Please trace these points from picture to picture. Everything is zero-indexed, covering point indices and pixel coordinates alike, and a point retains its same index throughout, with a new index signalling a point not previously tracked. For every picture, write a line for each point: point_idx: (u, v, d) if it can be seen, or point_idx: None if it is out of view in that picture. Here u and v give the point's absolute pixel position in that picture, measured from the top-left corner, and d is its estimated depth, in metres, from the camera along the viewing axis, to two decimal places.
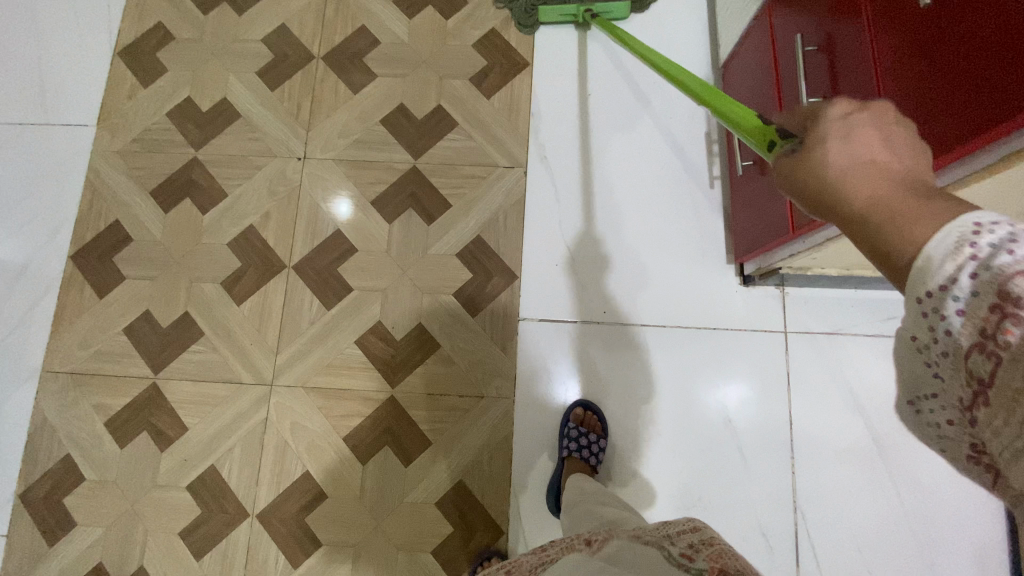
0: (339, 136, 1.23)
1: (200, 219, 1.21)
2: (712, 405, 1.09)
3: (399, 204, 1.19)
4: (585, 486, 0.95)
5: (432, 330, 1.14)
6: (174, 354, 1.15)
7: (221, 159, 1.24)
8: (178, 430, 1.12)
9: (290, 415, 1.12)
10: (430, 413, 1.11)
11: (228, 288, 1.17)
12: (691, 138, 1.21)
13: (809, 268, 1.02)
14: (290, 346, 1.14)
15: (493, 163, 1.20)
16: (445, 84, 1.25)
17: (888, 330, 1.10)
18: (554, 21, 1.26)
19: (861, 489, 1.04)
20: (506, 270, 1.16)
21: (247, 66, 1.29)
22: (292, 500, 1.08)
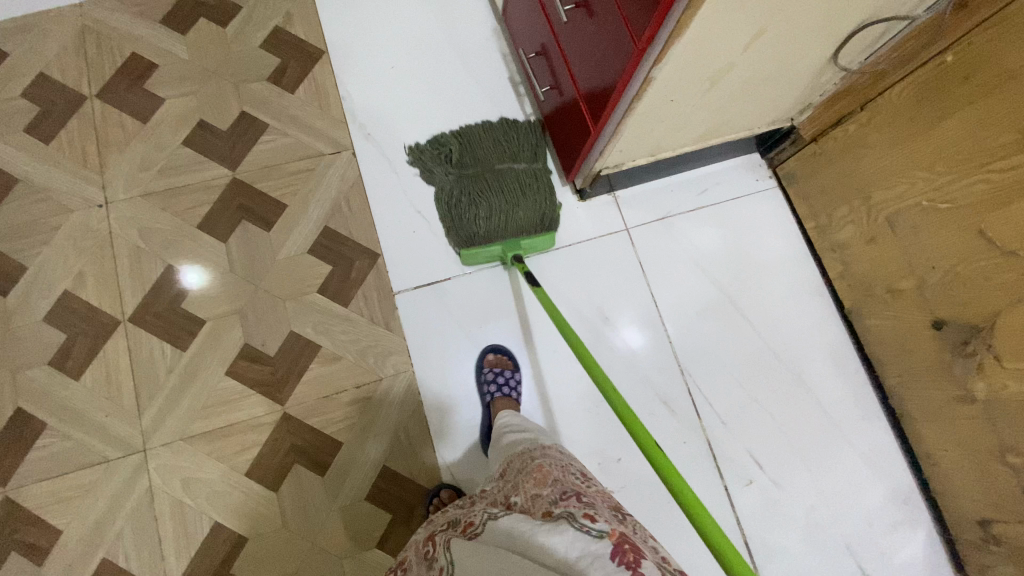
0: (142, 170, 1.13)
1: (1, 304, 1.05)
2: (591, 313, 1.17)
3: (231, 221, 1.13)
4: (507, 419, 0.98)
5: (308, 333, 1.10)
6: (15, 459, 0.99)
7: (5, 231, 1.08)
8: (47, 539, 0.97)
9: (180, 472, 1.01)
10: (332, 414, 1.07)
11: (60, 366, 1.03)
12: (498, 82, 1.28)
13: (625, 164, 1.13)
14: (155, 402, 1.04)
15: (319, 154, 1.18)
16: (243, 90, 1.20)
17: (707, 200, 1.25)
18: (482, 262, 1.16)
19: (728, 339, 1.18)
20: (365, 252, 1.15)
21: (6, 125, 1.14)
22: (210, 557, 0.99)
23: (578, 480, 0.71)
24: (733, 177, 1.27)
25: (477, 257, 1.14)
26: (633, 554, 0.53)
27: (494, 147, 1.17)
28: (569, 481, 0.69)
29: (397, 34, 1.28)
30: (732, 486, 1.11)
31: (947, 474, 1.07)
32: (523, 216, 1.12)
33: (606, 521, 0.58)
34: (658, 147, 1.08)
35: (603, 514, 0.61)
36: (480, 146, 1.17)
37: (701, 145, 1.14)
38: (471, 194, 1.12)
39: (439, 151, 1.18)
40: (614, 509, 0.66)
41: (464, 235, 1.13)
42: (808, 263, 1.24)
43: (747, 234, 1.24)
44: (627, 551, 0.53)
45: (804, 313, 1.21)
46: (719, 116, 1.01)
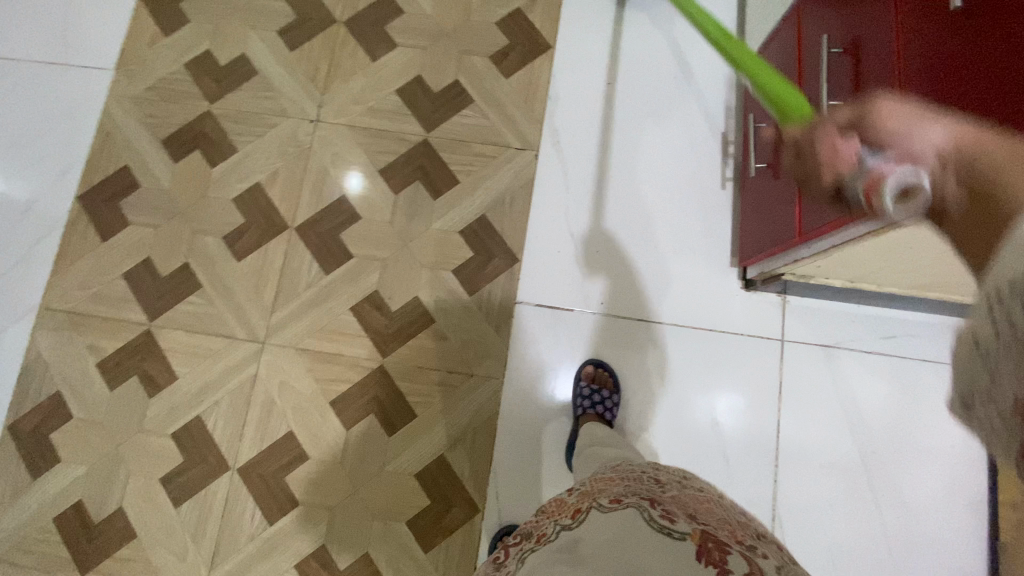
0: (354, 103, 1.23)
1: (209, 173, 1.21)
2: (702, 407, 1.09)
3: (408, 175, 1.19)
4: (597, 432, 0.97)
5: (429, 305, 1.14)
6: (172, 303, 1.16)
7: (235, 114, 1.24)
8: (169, 379, 1.13)
9: (281, 375, 1.12)
10: (418, 386, 1.11)
11: (231, 244, 1.18)
12: (709, 136, 1.19)
13: (813, 278, 1.00)
14: (286, 307, 1.15)
15: (505, 144, 1.19)
16: (465, 60, 1.24)
17: (889, 348, 1.09)
18: None
19: (841, 508, 1.03)
20: (507, 252, 1.16)
21: (269, 24, 1.29)
22: (274, 458, 1.09)
23: (653, 487, 0.67)
24: (930, 337, 1.08)
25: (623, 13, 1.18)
26: (718, 554, 0.54)
27: None
28: (643, 486, 0.68)
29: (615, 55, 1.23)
30: None
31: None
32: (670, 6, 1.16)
33: (687, 521, 0.58)
34: (860, 277, 0.94)
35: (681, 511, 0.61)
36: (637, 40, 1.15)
37: (912, 292, 0.98)
38: None
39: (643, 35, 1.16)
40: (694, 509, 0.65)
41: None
42: (977, 471, 1.03)
43: (915, 406, 1.07)
44: (712, 551, 0.54)
45: (946, 523, 1.02)
46: (951, 276, 0.85)
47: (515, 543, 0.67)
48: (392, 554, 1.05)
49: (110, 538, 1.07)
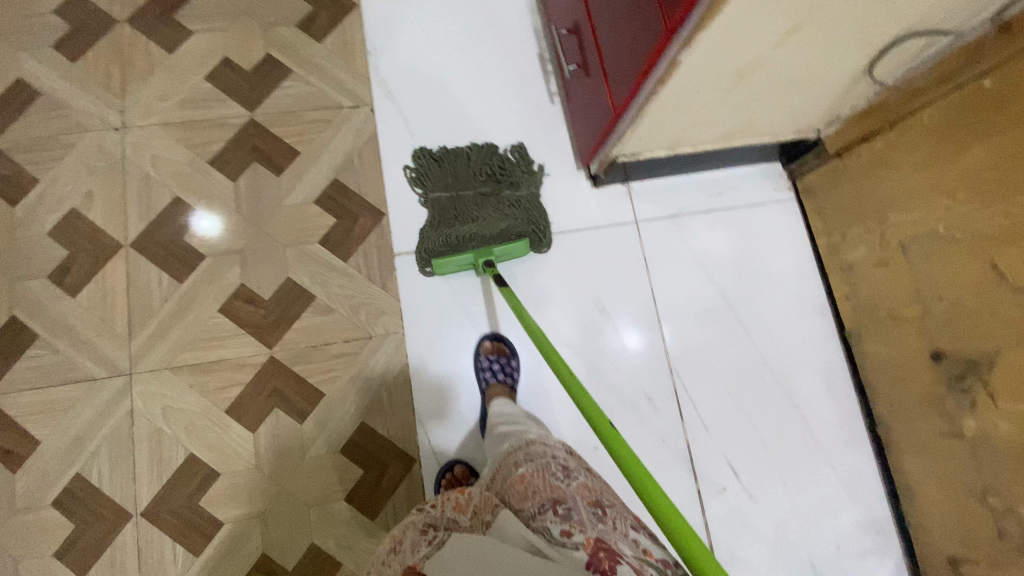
0: (161, 100, 1.14)
1: (8, 213, 1.06)
2: (588, 301, 1.17)
3: (244, 160, 1.13)
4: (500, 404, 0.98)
5: (305, 283, 1.10)
6: (5, 365, 1.01)
7: (21, 142, 1.09)
8: (27, 446, 0.99)
9: (163, 401, 1.02)
10: (317, 364, 1.07)
11: (60, 281, 1.05)
12: (527, 57, 1.26)
13: (642, 154, 1.10)
14: (147, 329, 1.05)
15: (338, 106, 1.18)
16: (271, 32, 1.20)
17: (723, 202, 1.24)
18: (456, 270, 1.13)
19: (722, 346, 1.17)
20: (370, 210, 1.15)
21: (34, 37, 1.14)
22: (181, 486, 1.00)
23: (560, 477, 0.69)
24: (751, 184, 1.25)
25: (451, 271, 1.12)
26: (609, 562, 0.55)
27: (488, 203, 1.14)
28: (548, 489, 0.67)
29: (490, 289, 1.14)
30: (703, 491, 1.11)
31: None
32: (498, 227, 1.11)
33: (584, 531, 0.59)
34: (678, 140, 1.06)
35: (579, 517, 0.62)
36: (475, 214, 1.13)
37: (723, 145, 1.12)
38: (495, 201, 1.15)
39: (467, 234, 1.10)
40: (594, 504, 0.65)
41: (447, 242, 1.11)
42: (814, 280, 1.22)
43: (756, 244, 1.23)
44: (602, 560, 0.55)
45: (802, 329, 1.20)
46: (741, 116, 0.99)
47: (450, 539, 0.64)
48: (340, 535, 1.01)
49: None
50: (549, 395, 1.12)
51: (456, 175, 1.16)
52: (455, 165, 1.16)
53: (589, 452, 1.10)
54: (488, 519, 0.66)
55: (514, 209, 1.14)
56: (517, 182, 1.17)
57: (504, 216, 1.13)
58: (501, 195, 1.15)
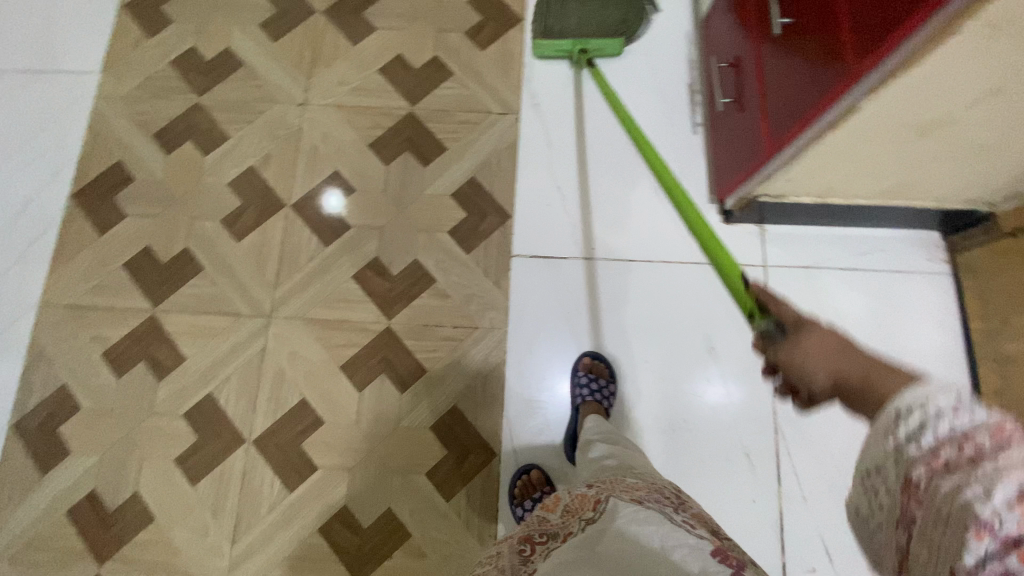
0: (339, 84, 1.29)
1: (202, 161, 1.25)
2: (697, 337, 1.14)
3: (396, 147, 1.24)
4: (598, 425, 0.98)
5: (428, 266, 1.18)
6: (174, 288, 1.18)
7: (224, 105, 1.28)
8: (177, 360, 1.14)
9: (289, 346, 1.14)
10: (425, 343, 1.14)
11: (229, 226, 1.21)
12: (676, 87, 1.27)
13: (785, 198, 1.07)
14: (289, 280, 1.17)
15: (487, 110, 1.26)
16: (441, 37, 1.31)
17: (862, 263, 1.16)
18: (551, 55, 1.27)
19: (836, 413, 1.09)
20: (499, 210, 1.21)
21: (251, 20, 1.34)
22: (289, 426, 1.10)
23: (676, 500, 0.71)
24: (897, 249, 1.16)
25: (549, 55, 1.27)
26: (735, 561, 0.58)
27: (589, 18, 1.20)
28: (666, 501, 0.69)
29: (581, 78, 1.28)
30: (789, 564, 1.03)
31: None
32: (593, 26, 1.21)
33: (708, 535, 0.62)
34: (828, 190, 1.02)
35: (701, 527, 0.64)
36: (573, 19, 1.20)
37: (877, 201, 1.06)
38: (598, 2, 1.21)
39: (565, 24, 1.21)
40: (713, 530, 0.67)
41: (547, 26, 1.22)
42: (958, 367, 1.10)
43: (894, 314, 1.14)
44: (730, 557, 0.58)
45: None
46: (908, 175, 0.94)
47: (539, 539, 0.69)
48: (415, 507, 1.06)
49: (127, 523, 1.07)
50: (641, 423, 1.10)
51: None
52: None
53: None
54: (586, 516, 0.68)
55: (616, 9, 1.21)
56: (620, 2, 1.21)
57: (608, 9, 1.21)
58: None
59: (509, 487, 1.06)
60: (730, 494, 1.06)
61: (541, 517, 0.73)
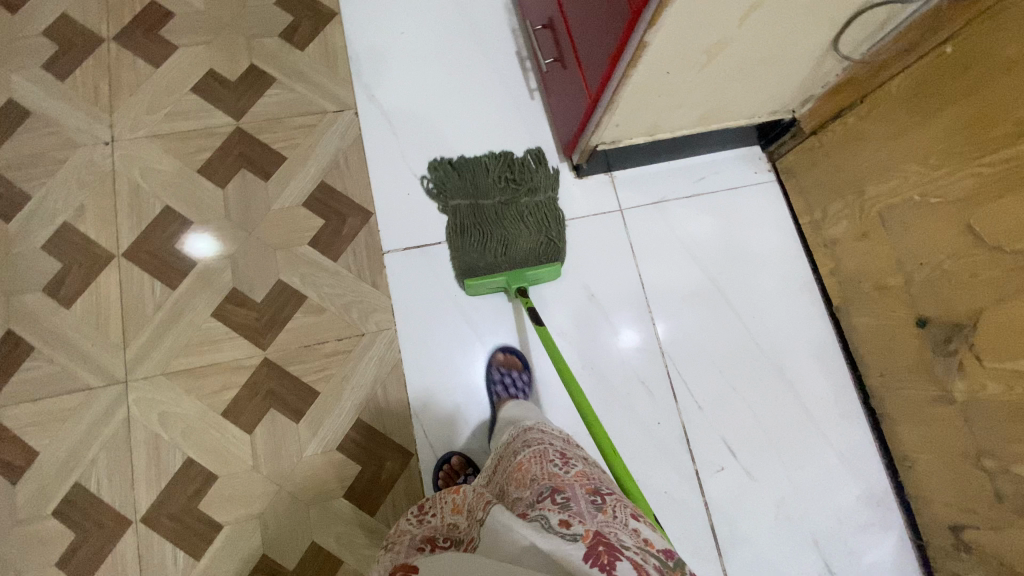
0: (150, 113, 1.16)
1: (1, 229, 1.08)
2: (577, 290, 1.18)
3: (231, 168, 1.15)
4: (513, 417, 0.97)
5: (295, 284, 1.11)
6: (1, 378, 1.02)
7: (13, 160, 1.12)
8: (25, 458, 0.99)
9: (159, 406, 1.03)
10: (311, 363, 1.08)
11: (54, 293, 1.06)
12: (506, 55, 1.29)
13: (623, 142, 1.13)
14: (142, 336, 1.06)
15: (322, 111, 1.20)
16: (254, 43, 1.23)
17: (704, 187, 1.26)
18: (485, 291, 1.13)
19: (712, 326, 1.19)
20: (358, 210, 1.16)
21: (24, 59, 1.17)
22: (180, 491, 1.00)
23: (558, 465, 0.70)
24: (730, 168, 1.28)
25: (483, 290, 1.12)
26: (607, 556, 0.52)
27: (511, 220, 1.12)
28: (545, 478, 0.67)
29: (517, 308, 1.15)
30: (701, 471, 1.11)
31: (965, 553, 1.01)
32: (522, 251, 1.12)
33: (582, 522, 0.57)
34: (656, 126, 1.09)
35: (577, 505, 0.60)
36: (492, 229, 1.12)
37: (701, 129, 1.15)
38: (504, 215, 1.13)
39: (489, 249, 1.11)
40: (594, 489, 0.64)
41: (467, 262, 1.12)
42: (799, 259, 1.24)
43: (740, 226, 1.25)
44: (601, 553, 0.52)
45: (792, 307, 1.22)
46: (716, 98, 1.02)
47: (442, 543, 0.68)
48: (340, 531, 1.02)
49: None
50: (543, 383, 1.13)
51: (477, 185, 1.16)
52: (473, 174, 1.18)
53: (585, 438, 1.11)
54: (478, 518, 0.65)
55: (543, 224, 1.14)
56: (534, 185, 1.17)
57: (530, 229, 1.13)
58: (519, 204, 1.14)
59: (432, 481, 1.04)
60: (638, 425, 1.12)
61: (451, 522, 0.71)
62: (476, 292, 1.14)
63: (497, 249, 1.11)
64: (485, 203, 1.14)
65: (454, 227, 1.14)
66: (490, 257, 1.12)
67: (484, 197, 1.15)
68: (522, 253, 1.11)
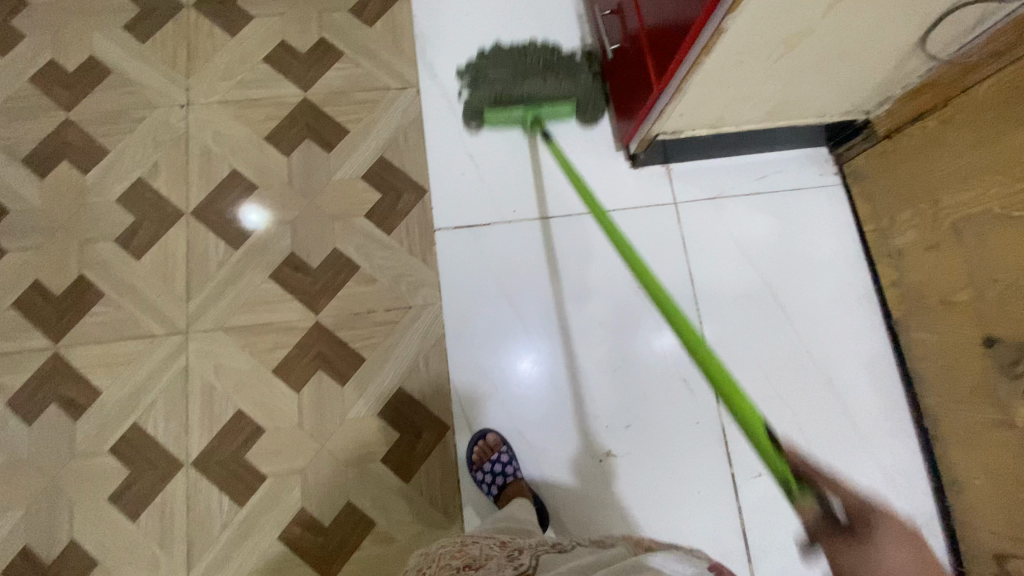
0: (224, 80, 1.21)
1: (83, 181, 1.15)
2: (623, 280, 1.17)
3: (296, 137, 1.19)
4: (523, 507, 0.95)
5: (349, 253, 1.14)
6: (75, 319, 1.09)
7: (98, 117, 1.19)
8: (91, 395, 1.06)
9: (214, 358, 1.09)
10: (358, 331, 1.11)
11: (126, 244, 1.13)
12: (570, 41, 1.29)
13: (683, 133, 1.11)
14: (203, 291, 1.11)
15: (385, 86, 1.23)
16: (325, 17, 1.26)
17: (763, 186, 1.23)
18: (502, 124, 1.21)
19: (760, 329, 1.16)
20: (413, 185, 1.18)
21: (112, 22, 1.24)
22: (229, 440, 1.06)
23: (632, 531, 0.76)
24: (793, 169, 1.24)
25: (498, 123, 1.20)
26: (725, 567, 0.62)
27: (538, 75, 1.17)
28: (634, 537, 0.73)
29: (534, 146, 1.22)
30: (737, 474, 1.09)
31: None
32: (545, 94, 1.17)
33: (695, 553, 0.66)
34: (720, 119, 1.06)
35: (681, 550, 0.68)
36: (525, 92, 1.16)
37: (767, 125, 1.12)
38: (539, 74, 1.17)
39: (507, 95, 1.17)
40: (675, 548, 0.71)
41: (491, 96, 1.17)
42: (859, 268, 1.20)
43: (799, 229, 1.21)
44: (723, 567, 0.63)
45: (847, 317, 1.17)
46: (786, 93, 0.99)
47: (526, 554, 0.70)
48: (375, 495, 1.05)
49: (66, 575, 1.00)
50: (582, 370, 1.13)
51: (515, 64, 1.19)
52: (506, 55, 1.21)
53: (621, 429, 1.10)
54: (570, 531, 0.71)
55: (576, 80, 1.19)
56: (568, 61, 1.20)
57: (558, 84, 1.17)
58: (556, 65, 1.20)
59: (466, 456, 1.06)
60: (676, 421, 1.11)
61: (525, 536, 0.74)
62: (491, 127, 1.21)
63: (522, 86, 1.16)
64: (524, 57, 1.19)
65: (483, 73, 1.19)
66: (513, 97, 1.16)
67: (527, 59, 1.20)
68: (544, 95, 1.17)
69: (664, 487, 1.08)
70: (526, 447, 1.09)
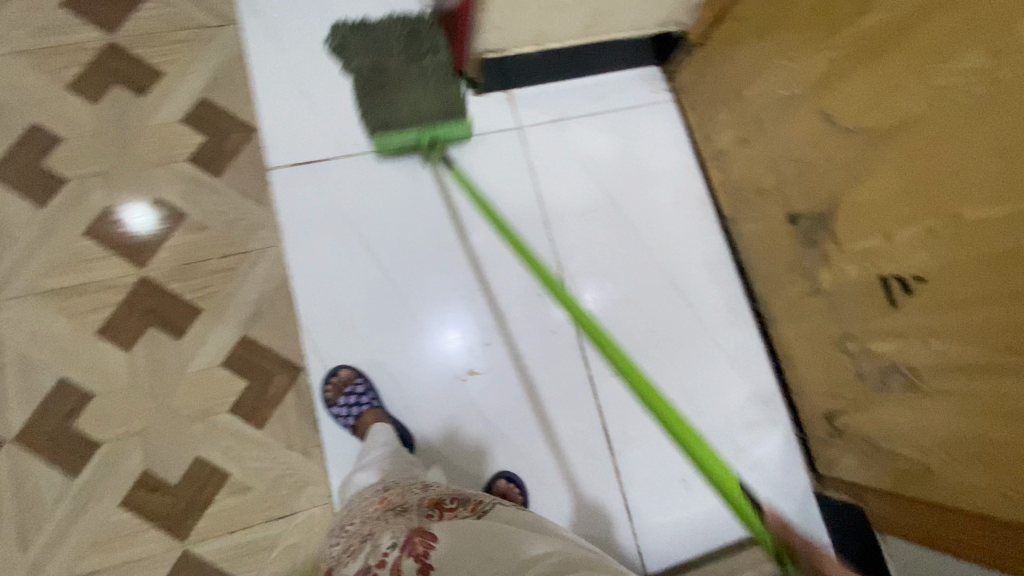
0: (10, 26, 1.10)
1: None
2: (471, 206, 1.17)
3: (103, 83, 1.10)
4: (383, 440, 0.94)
5: (175, 201, 1.07)
6: None
7: None
8: None
9: (27, 326, 0.99)
10: (192, 280, 1.05)
11: None
12: None
13: (510, 51, 1.16)
14: (6, 255, 1.01)
15: (201, 25, 1.16)
16: None
17: (601, 106, 1.27)
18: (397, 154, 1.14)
19: (610, 240, 1.20)
20: (241, 126, 1.12)
21: None
22: (52, 411, 0.97)
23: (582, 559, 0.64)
24: (627, 87, 1.29)
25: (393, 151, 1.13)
26: None
27: (404, 58, 1.15)
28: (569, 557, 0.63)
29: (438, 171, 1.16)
30: (596, 378, 1.13)
31: (836, 440, 1.07)
32: (424, 112, 1.12)
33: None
34: (540, 31, 1.12)
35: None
36: (393, 46, 1.16)
37: (590, 40, 1.20)
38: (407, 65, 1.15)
39: (384, 120, 1.12)
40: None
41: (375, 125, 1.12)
42: (694, 174, 1.27)
43: (637, 143, 1.27)
44: None
45: (686, 221, 1.24)
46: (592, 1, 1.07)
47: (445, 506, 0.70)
48: (226, 446, 1.00)
49: None
50: (437, 297, 1.12)
51: (380, 39, 1.17)
52: (378, 34, 1.17)
53: (481, 350, 1.11)
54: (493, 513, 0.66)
55: (443, 73, 1.15)
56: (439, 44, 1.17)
57: (433, 96, 1.13)
58: (424, 60, 1.15)
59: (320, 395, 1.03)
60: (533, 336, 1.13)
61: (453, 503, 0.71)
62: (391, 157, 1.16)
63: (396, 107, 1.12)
64: (387, 62, 1.15)
65: (361, 102, 1.14)
66: (389, 115, 1.11)
67: (386, 62, 1.15)
68: (424, 112, 1.12)
69: (529, 403, 1.10)
70: (388, 378, 1.08)
